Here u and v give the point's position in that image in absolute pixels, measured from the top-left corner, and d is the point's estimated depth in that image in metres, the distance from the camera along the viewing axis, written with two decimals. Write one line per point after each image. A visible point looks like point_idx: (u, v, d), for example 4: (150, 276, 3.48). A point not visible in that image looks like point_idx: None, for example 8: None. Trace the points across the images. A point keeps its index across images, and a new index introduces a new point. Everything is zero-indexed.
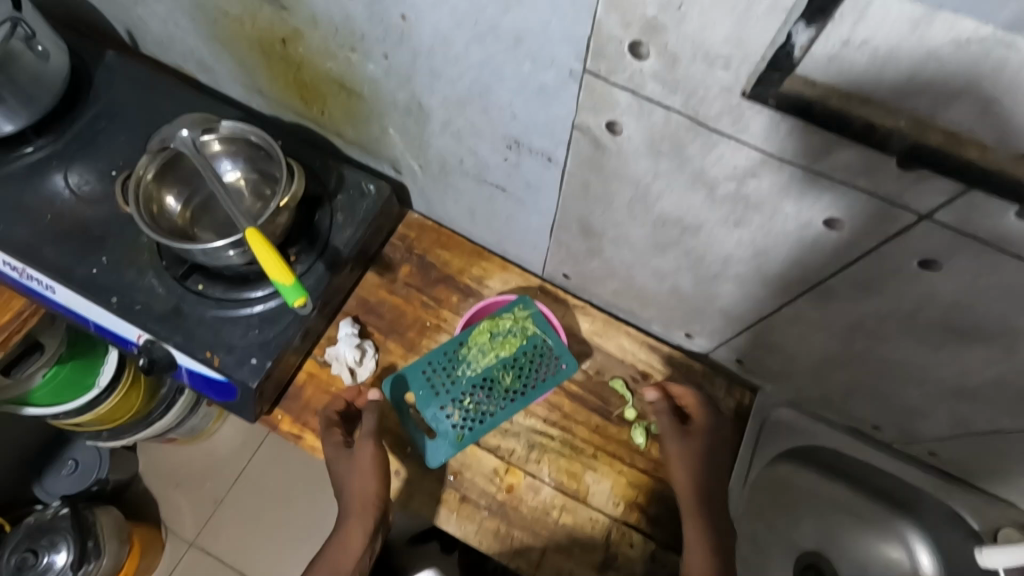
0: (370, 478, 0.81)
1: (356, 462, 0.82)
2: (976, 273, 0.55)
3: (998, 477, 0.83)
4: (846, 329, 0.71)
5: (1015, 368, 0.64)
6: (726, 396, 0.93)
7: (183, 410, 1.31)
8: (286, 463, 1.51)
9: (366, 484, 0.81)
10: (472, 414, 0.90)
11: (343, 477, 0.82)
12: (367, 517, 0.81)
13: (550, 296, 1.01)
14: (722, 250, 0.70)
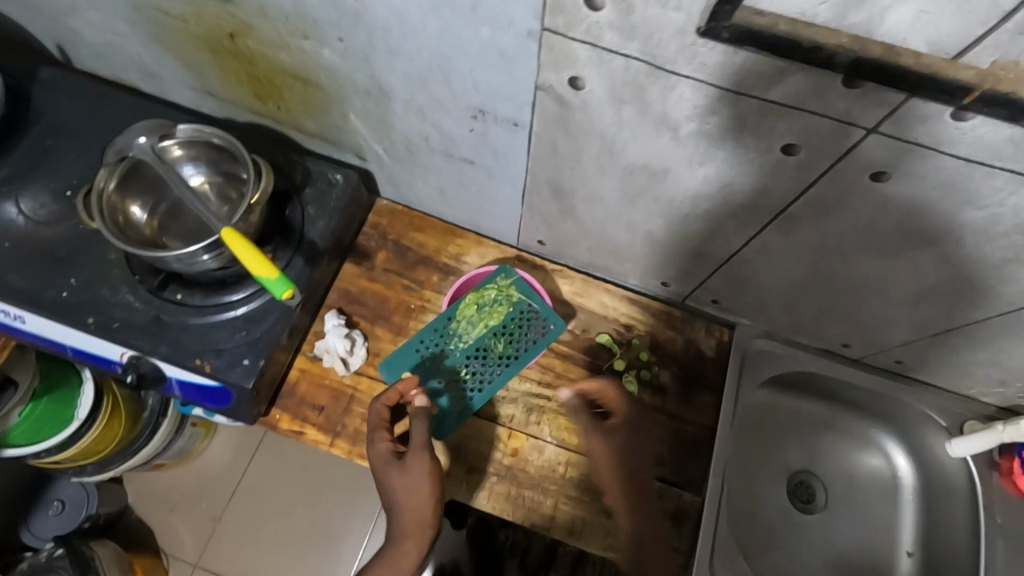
0: (424, 492, 0.78)
1: (409, 476, 0.78)
2: (932, 182, 0.57)
3: (959, 372, 0.91)
4: (815, 256, 0.75)
5: (975, 272, 0.68)
6: (706, 335, 1.00)
7: (168, 434, 1.29)
8: (280, 472, 1.52)
9: (422, 496, 0.78)
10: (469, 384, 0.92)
11: (395, 491, 0.78)
12: (421, 535, 0.79)
13: (528, 264, 1.03)
14: (687, 196, 0.72)
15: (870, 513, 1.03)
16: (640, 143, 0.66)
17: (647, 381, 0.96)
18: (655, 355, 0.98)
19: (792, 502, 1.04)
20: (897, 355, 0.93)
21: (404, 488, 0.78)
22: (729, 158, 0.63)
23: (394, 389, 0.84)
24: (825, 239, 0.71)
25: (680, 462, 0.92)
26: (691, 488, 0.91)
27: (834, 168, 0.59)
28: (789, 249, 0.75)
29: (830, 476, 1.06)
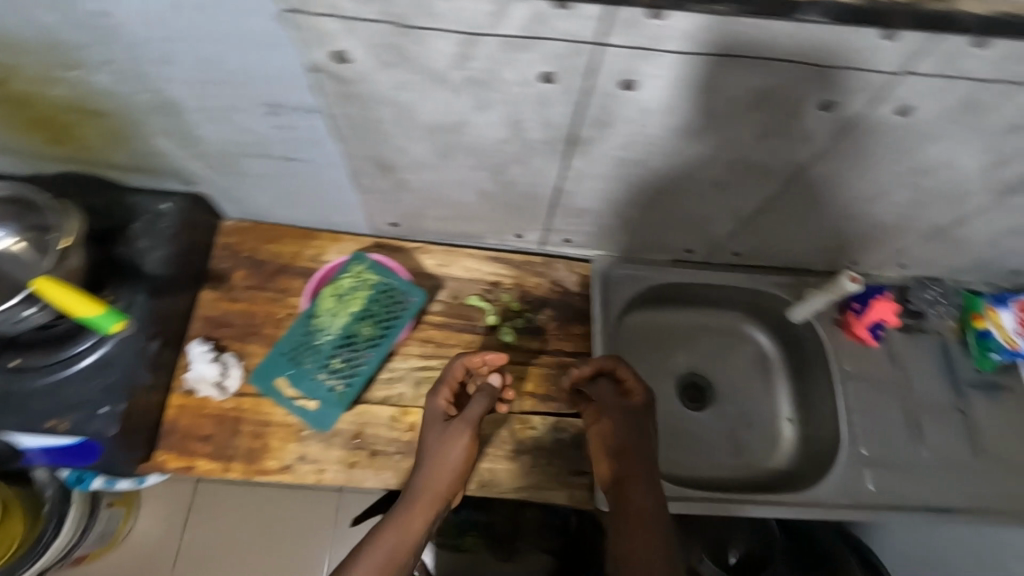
0: (458, 460, 0.80)
1: (453, 446, 0.80)
2: (679, 81, 0.63)
3: (785, 248, 1.02)
4: (623, 173, 0.81)
5: (752, 156, 0.75)
6: (569, 272, 1.06)
7: (79, 522, 1.11)
8: (219, 537, 1.34)
9: (456, 458, 0.80)
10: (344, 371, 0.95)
11: (436, 444, 0.81)
12: (436, 502, 0.78)
13: (388, 248, 1.05)
14: (490, 143, 0.76)
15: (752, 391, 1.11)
16: (425, 103, 0.69)
17: (524, 328, 1.02)
18: (526, 303, 1.03)
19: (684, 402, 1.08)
20: (738, 245, 1.02)
21: (442, 447, 0.80)
22: (503, 99, 0.67)
23: (475, 356, 0.86)
24: (620, 153, 0.77)
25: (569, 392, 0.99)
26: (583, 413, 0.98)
27: (591, 89, 0.65)
28: (598, 171, 0.81)
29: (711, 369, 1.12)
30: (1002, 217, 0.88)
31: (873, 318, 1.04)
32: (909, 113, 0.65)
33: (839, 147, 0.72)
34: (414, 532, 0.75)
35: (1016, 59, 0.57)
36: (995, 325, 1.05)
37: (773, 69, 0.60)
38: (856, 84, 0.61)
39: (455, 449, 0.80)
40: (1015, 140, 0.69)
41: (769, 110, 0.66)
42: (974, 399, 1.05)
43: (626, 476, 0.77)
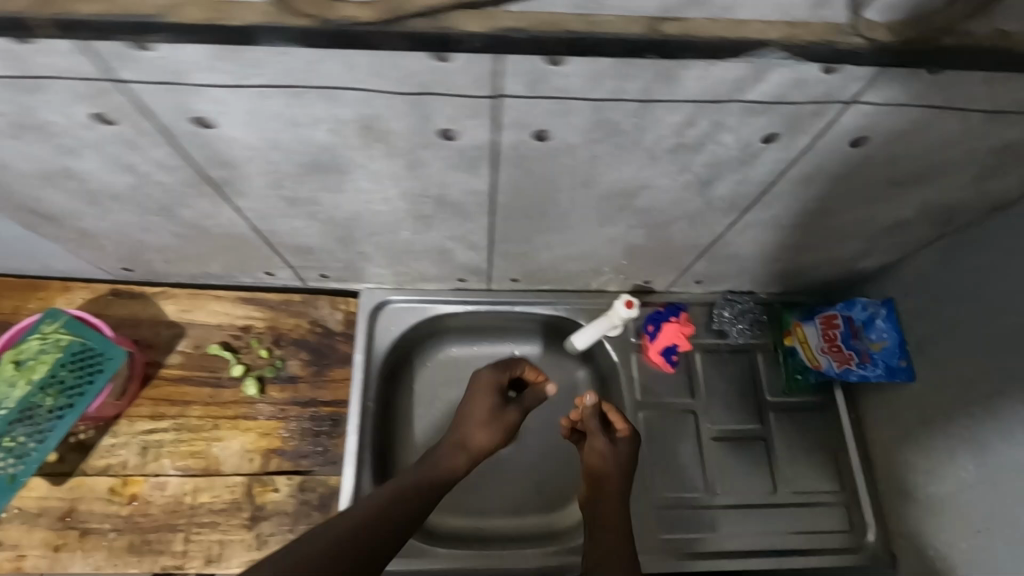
0: (489, 438, 0.83)
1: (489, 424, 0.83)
2: (256, 117, 0.52)
3: (560, 274, 0.92)
4: (307, 209, 0.70)
5: (427, 185, 0.64)
6: (331, 310, 0.96)
7: None
8: None
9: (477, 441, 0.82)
10: (16, 454, 0.75)
11: (465, 426, 0.83)
12: (450, 479, 0.78)
13: (125, 295, 0.94)
14: (125, 188, 0.66)
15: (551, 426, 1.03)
16: (3, 151, 0.59)
17: (273, 377, 0.92)
18: (280, 348, 0.93)
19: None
20: (511, 271, 0.90)
21: (465, 434, 0.82)
22: (83, 143, 0.57)
23: (538, 368, 0.91)
24: (279, 191, 0.66)
25: (322, 446, 0.90)
26: (336, 469, 0.89)
27: (165, 129, 0.54)
28: (277, 211, 0.70)
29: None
30: (762, 234, 0.77)
31: (664, 342, 0.95)
32: (549, 137, 0.55)
33: (508, 175, 0.61)
34: (389, 534, 0.66)
35: (613, 75, 0.46)
36: (800, 341, 0.95)
37: (345, 97, 0.49)
38: (455, 109, 0.50)
39: (457, 458, 0.80)
40: (699, 158, 0.59)
41: (388, 141, 0.55)
42: (779, 424, 0.96)
43: (600, 501, 0.82)
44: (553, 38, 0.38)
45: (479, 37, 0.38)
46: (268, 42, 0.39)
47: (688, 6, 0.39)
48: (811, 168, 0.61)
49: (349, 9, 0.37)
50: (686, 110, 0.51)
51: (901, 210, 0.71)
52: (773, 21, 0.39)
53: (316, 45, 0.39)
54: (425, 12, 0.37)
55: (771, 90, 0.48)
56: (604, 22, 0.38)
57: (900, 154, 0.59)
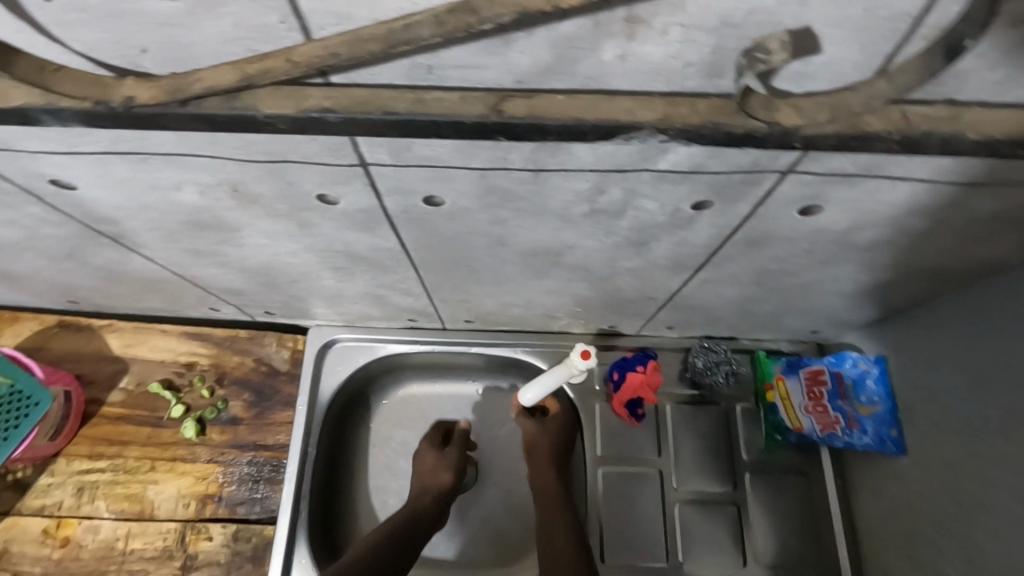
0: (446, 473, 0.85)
1: (436, 465, 0.86)
2: (110, 181, 0.47)
3: (514, 318, 0.84)
4: (215, 261, 0.65)
5: (330, 242, 0.57)
6: (276, 348, 0.92)
7: None
8: None
9: (438, 482, 0.84)
10: None
11: (422, 477, 0.86)
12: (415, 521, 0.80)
13: (71, 327, 0.92)
14: (23, 238, 0.62)
15: (514, 471, 0.93)
16: None
17: (214, 418, 0.89)
18: (222, 387, 0.90)
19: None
20: (460, 314, 0.83)
21: (427, 479, 0.85)
22: None
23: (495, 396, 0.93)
24: (179, 245, 0.60)
25: (260, 493, 0.86)
26: (272, 518, 0.85)
27: (26, 189, 0.50)
28: (187, 260, 0.65)
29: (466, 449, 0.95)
30: (725, 290, 0.68)
31: (628, 395, 0.86)
32: (442, 202, 0.48)
33: (413, 235, 0.54)
34: None
35: (484, 148, 0.39)
36: (781, 398, 0.85)
37: (195, 163, 0.43)
38: (322, 176, 0.44)
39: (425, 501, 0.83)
40: (623, 223, 0.51)
41: (265, 203, 0.49)
42: (753, 489, 0.86)
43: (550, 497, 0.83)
44: (368, 121, 0.32)
45: (285, 120, 0.32)
46: (52, 122, 0.34)
47: (540, 79, 0.32)
48: (757, 234, 0.52)
49: (126, 88, 0.31)
50: (588, 179, 0.43)
51: (881, 272, 0.61)
52: (649, 97, 0.33)
53: (107, 125, 0.34)
54: (214, 94, 0.31)
55: (681, 160, 0.40)
56: (437, 100, 0.32)
57: (861, 221, 0.49)
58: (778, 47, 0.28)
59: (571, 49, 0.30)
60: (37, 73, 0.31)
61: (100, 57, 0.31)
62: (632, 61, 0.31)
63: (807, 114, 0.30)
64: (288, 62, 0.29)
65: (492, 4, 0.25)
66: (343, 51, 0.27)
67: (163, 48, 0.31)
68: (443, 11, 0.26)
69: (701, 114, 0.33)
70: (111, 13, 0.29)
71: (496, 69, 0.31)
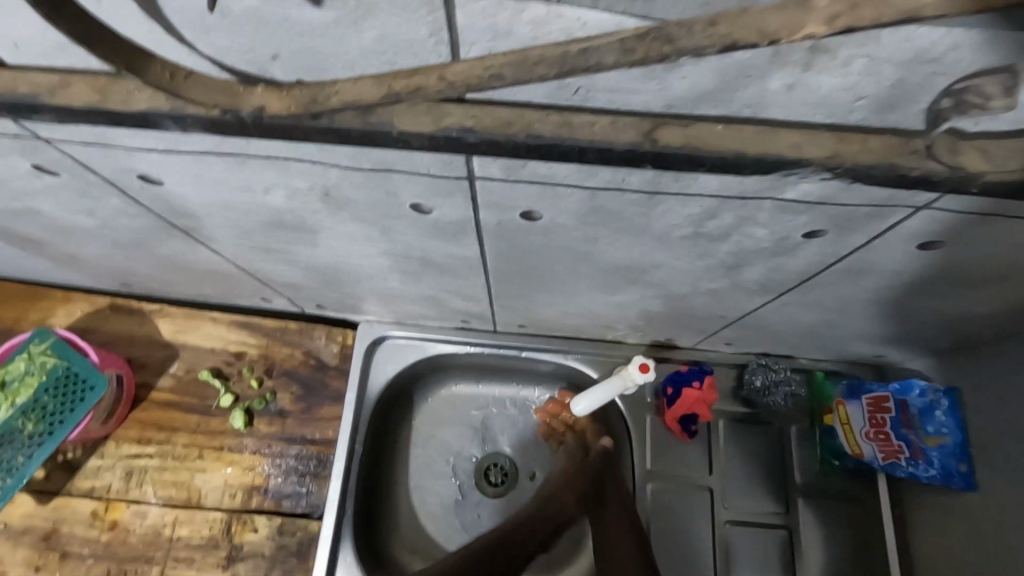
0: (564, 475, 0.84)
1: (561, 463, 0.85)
2: (199, 178, 0.45)
3: (570, 327, 0.83)
4: (283, 258, 0.63)
5: (406, 246, 0.55)
6: (326, 342, 0.91)
7: None
8: None
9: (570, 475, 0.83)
10: None
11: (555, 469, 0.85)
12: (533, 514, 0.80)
13: (123, 310, 0.92)
14: (94, 226, 0.61)
15: None
16: None
17: (262, 410, 0.88)
18: (271, 378, 0.90)
19: (479, 491, 0.91)
20: (517, 320, 0.81)
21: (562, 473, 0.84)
22: (39, 189, 0.54)
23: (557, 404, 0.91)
24: (251, 241, 0.58)
25: (305, 487, 0.85)
26: (317, 513, 0.84)
27: (111, 182, 0.48)
28: (254, 256, 0.63)
29: (518, 444, 0.94)
30: (802, 314, 0.66)
31: (683, 410, 0.84)
32: (539, 217, 0.46)
33: (496, 246, 0.53)
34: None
35: (606, 169, 0.37)
36: (840, 422, 0.81)
37: (294, 167, 0.41)
38: (423, 187, 0.42)
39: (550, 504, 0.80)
40: (722, 247, 0.48)
41: (354, 209, 0.47)
42: (805, 513, 0.84)
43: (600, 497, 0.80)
44: (511, 143, 0.31)
45: (420, 137, 0.31)
46: (173, 127, 0.32)
47: (694, 106, 0.30)
48: (862, 263, 0.50)
49: (257, 97, 0.30)
50: (703, 204, 0.41)
51: (980, 307, 0.58)
52: (813, 130, 0.30)
53: (228, 133, 0.32)
54: (352, 109, 0.29)
55: (811, 192, 0.37)
56: (586, 124, 0.30)
57: (981, 260, 0.47)
58: (998, 94, 0.26)
59: (738, 78, 0.28)
60: (167, 79, 0.30)
61: (229, 62, 0.30)
62: (799, 92, 0.28)
63: (998, 160, 0.29)
64: (441, 81, 0.27)
65: (691, 33, 0.23)
66: (508, 73, 0.26)
67: (298, 56, 0.29)
68: (629, 37, 0.24)
69: (873, 152, 0.30)
70: (254, 19, 0.27)
71: (649, 93, 0.29)
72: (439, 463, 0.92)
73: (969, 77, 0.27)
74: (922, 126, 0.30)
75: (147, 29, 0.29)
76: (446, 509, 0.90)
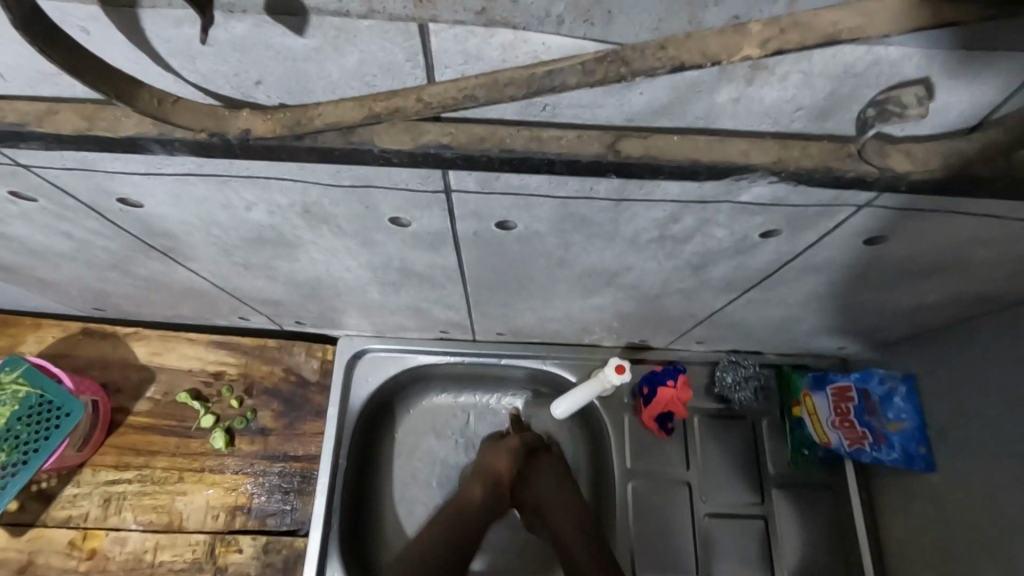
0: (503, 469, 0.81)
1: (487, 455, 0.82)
2: (179, 196, 0.46)
3: (546, 332, 0.85)
4: (262, 275, 0.64)
5: (384, 257, 0.57)
6: (306, 357, 0.92)
7: None
8: None
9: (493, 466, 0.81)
10: None
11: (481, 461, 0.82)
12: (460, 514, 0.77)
13: (96, 334, 0.91)
14: (70, 250, 0.61)
15: None
16: None
17: (243, 428, 0.88)
18: (251, 397, 0.90)
19: None
20: (495, 327, 0.83)
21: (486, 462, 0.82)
22: (14, 214, 0.54)
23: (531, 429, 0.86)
24: (232, 259, 0.59)
25: (290, 504, 0.85)
26: (303, 529, 0.84)
27: (90, 205, 0.49)
28: (234, 273, 0.64)
29: None
30: (767, 310, 0.69)
31: (659, 409, 0.86)
32: (514, 226, 0.48)
33: (474, 255, 0.55)
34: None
35: (574, 178, 0.39)
36: (808, 413, 0.86)
37: (275, 185, 0.43)
38: (401, 201, 0.44)
39: (473, 483, 0.80)
40: (687, 248, 0.51)
41: (334, 224, 0.49)
42: (780, 502, 0.87)
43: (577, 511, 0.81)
44: (485, 157, 0.33)
45: (400, 154, 0.33)
46: (159, 151, 0.34)
47: (651, 119, 0.33)
48: (817, 260, 0.53)
49: (243, 120, 0.31)
50: (667, 208, 0.44)
51: (925, 296, 0.62)
52: (760, 138, 0.33)
53: (215, 155, 0.34)
54: (333, 130, 0.31)
55: (764, 194, 0.41)
56: (554, 138, 0.32)
57: (921, 252, 0.51)
58: (913, 103, 0.30)
59: (690, 93, 0.31)
60: (156, 106, 0.31)
61: (213, 87, 0.32)
62: (746, 104, 0.31)
63: (918, 160, 0.32)
64: (418, 102, 0.29)
65: (643, 57, 0.25)
66: (480, 94, 0.28)
67: (281, 80, 0.31)
68: (589, 60, 0.26)
69: (814, 158, 0.33)
70: (239, 47, 0.29)
71: (610, 108, 0.32)
72: (424, 473, 0.93)
73: (890, 90, 0.30)
74: (855, 132, 0.33)
75: (133, 57, 0.30)
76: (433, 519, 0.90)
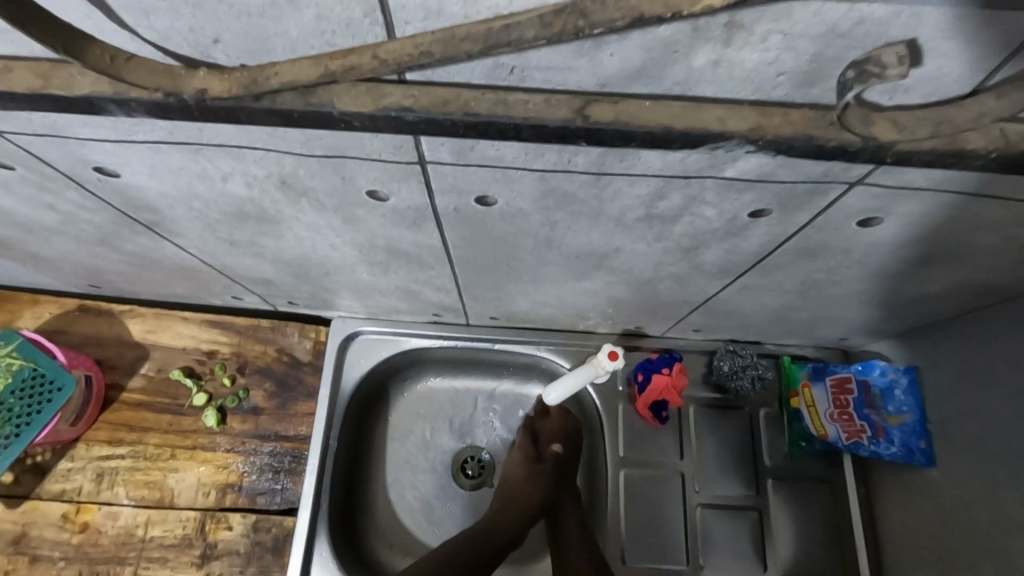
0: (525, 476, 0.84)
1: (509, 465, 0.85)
2: (152, 165, 0.45)
3: (540, 317, 0.84)
4: (248, 251, 0.63)
5: (368, 235, 0.56)
6: (299, 338, 0.92)
7: None
8: None
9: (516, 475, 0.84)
10: None
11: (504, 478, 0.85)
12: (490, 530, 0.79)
13: (92, 311, 0.91)
14: (57, 222, 0.61)
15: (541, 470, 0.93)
16: None
17: (235, 408, 0.88)
18: (243, 376, 0.90)
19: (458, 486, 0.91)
20: (487, 311, 0.82)
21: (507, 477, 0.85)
22: None
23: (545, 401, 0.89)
24: (216, 234, 0.59)
25: (280, 484, 0.85)
26: (293, 509, 0.84)
27: (68, 175, 0.49)
28: (220, 250, 0.63)
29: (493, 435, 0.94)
30: (763, 297, 0.67)
31: (653, 397, 0.85)
32: (495, 202, 0.47)
33: (459, 233, 0.53)
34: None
35: (551, 150, 0.38)
36: (807, 405, 0.84)
37: (249, 155, 0.42)
38: (378, 173, 0.43)
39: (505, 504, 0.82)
40: (675, 229, 0.50)
41: (314, 198, 0.48)
42: (775, 495, 0.86)
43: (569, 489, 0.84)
44: (449, 121, 0.32)
45: (361, 117, 0.32)
46: (118, 111, 0.34)
47: (624, 83, 0.31)
48: (811, 243, 0.51)
49: (199, 80, 0.31)
50: (650, 184, 0.42)
51: (928, 286, 0.60)
52: (738, 105, 0.32)
53: (174, 116, 0.34)
54: (292, 89, 0.30)
55: (749, 168, 0.39)
56: (521, 102, 0.31)
57: (920, 236, 0.49)
58: (894, 63, 0.28)
59: (664, 55, 0.29)
60: (109, 63, 0.30)
61: (170, 46, 0.31)
62: (724, 68, 0.30)
63: (905, 128, 0.31)
64: (374, 59, 0.28)
65: (603, 8, 0.25)
66: (436, 50, 0.27)
67: (237, 38, 0.30)
68: (548, 13, 0.25)
69: (795, 125, 0.32)
70: (191, 1, 0.28)
71: (581, 72, 0.30)
72: (416, 457, 0.92)
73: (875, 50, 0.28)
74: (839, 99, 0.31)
75: (86, 13, 0.29)
76: (423, 502, 0.90)
